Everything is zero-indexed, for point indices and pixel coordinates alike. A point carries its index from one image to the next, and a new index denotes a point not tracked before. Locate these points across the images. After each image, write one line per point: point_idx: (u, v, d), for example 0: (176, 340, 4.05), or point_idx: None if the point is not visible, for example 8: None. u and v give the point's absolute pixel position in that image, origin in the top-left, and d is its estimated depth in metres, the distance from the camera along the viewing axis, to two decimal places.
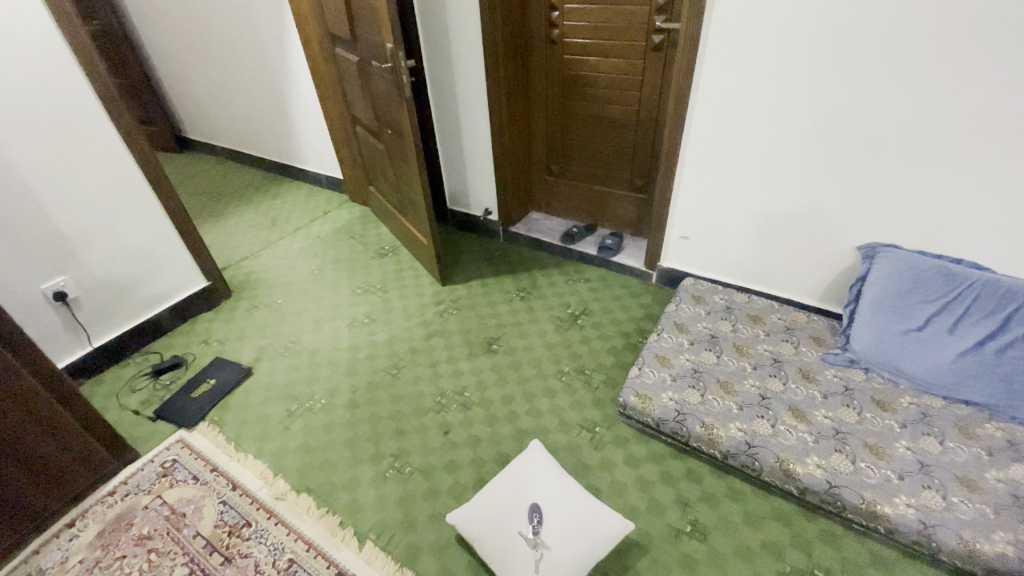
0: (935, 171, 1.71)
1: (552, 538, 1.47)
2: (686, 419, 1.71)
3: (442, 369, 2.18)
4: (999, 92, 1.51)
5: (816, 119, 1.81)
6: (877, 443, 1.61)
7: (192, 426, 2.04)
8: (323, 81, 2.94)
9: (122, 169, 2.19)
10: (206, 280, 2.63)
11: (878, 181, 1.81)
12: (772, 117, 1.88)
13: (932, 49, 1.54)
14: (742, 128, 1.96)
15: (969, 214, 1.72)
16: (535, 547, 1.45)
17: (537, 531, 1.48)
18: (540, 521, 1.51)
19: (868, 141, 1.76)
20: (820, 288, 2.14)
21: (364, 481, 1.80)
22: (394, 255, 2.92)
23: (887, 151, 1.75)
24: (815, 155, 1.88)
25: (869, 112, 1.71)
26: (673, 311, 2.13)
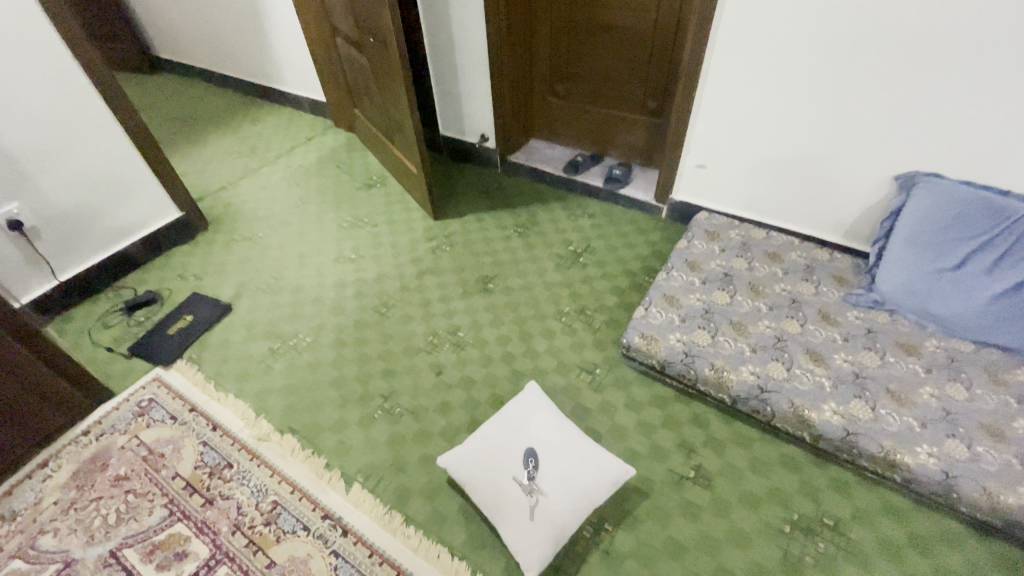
0: (1002, 87, 1.46)
1: (548, 484, 1.38)
2: (695, 362, 1.59)
3: (434, 307, 2.03)
4: None
5: (865, 26, 1.53)
6: (899, 389, 1.50)
7: (170, 364, 1.93)
8: None
9: (69, 83, 1.92)
10: (179, 211, 2.44)
11: (931, 100, 1.57)
12: (813, 23, 1.60)
13: None
14: (775, 37, 1.68)
15: None
16: (531, 493, 1.36)
17: (533, 476, 1.39)
18: (536, 466, 1.41)
19: (925, 52, 1.50)
20: (846, 224, 1.96)
21: (351, 421, 1.69)
22: (383, 185, 2.70)
23: (947, 64, 1.49)
24: (858, 72, 1.62)
25: (931, 15, 1.44)
26: (684, 247, 1.96)
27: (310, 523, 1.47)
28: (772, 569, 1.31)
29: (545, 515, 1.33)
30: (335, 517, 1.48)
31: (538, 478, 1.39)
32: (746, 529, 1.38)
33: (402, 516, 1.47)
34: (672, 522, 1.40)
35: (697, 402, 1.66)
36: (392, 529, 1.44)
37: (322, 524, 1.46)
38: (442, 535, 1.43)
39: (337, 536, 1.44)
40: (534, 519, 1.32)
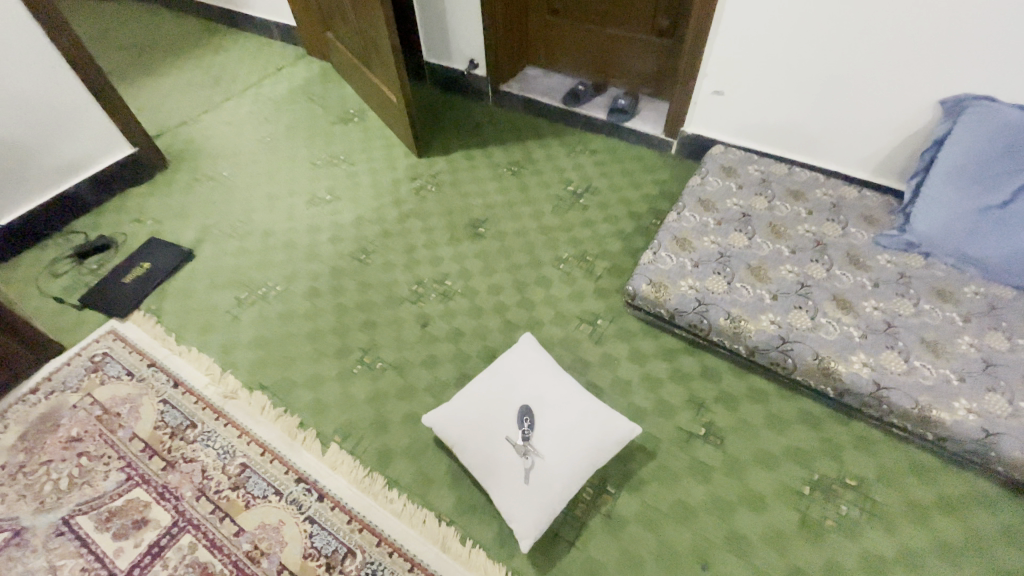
0: None
1: (544, 444, 1.23)
2: (709, 310, 1.42)
3: (418, 252, 1.83)
4: None
5: None
6: (935, 339, 1.35)
7: (126, 316, 1.74)
8: None
9: None
10: (133, 147, 2.17)
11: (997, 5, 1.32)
12: None
13: None
14: None
15: None
16: (526, 455, 1.22)
17: (528, 436, 1.24)
18: (532, 425, 1.26)
19: None
20: (877, 158, 1.76)
21: (326, 377, 1.52)
22: (361, 120, 2.43)
23: None
24: None
25: None
26: (697, 185, 1.75)
27: (283, 488, 1.33)
28: (790, 533, 1.19)
29: (542, 479, 1.19)
30: (310, 480, 1.34)
31: (533, 438, 1.24)
32: (761, 490, 1.25)
33: (384, 479, 1.33)
34: (681, 484, 1.26)
35: (710, 354, 1.50)
36: (373, 492, 1.31)
37: (296, 488, 1.33)
38: (428, 500, 1.29)
39: (312, 501, 1.30)
40: (529, 482, 1.19)
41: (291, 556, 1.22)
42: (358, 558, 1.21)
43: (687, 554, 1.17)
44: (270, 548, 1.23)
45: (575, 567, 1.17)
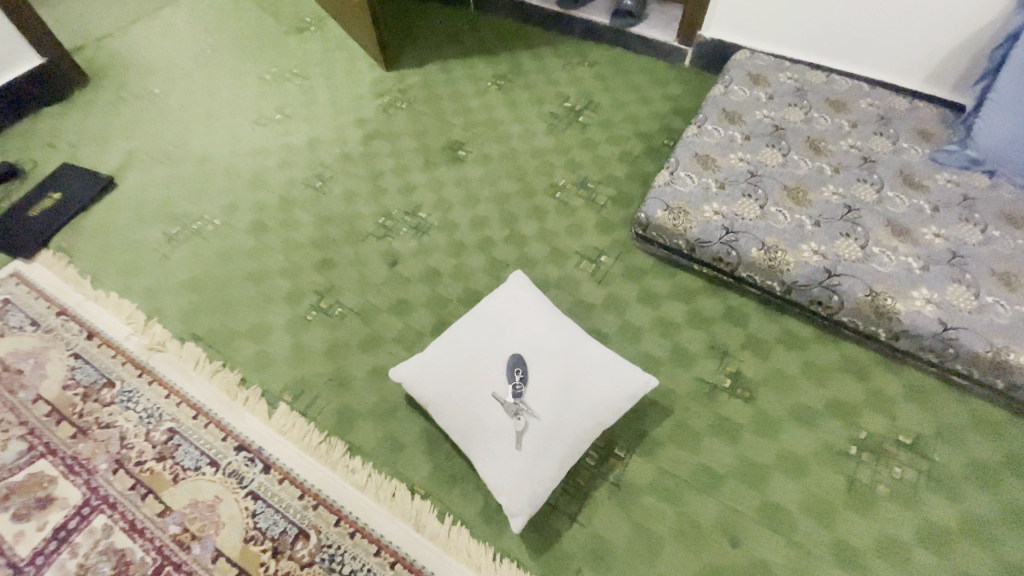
0: None
1: (540, 401, 0.97)
2: (739, 240, 1.16)
3: (386, 179, 1.52)
4: None
5: None
6: (1008, 271, 1.11)
7: (32, 255, 1.44)
8: None
9: None
10: (41, 57, 1.78)
11: None
12: None
13: None
14: None
15: None
16: (517, 418, 0.95)
17: (518, 393, 0.97)
18: (523, 378, 0.99)
19: None
20: (932, 63, 1.47)
21: (273, 325, 1.25)
22: (319, 29, 2.06)
23: None
24: None
25: None
26: (721, 95, 1.46)
27: (220, 457, 1.09)
28: (836, 502, 0.98)
29: (538, 444, 0.94)
30: (253, 448, 1.09)
31: (526, 395, 0.98)
32: (799, 452, 1.04)
33: (344, 445, 1.08)
34: (705, 446, 1.04)
35: (738, 293, 1.24)
36: (331, 461, 1.06)
37: (235, 457, 1.08)
38: (397, 470, 1.05)
39: (255, 473, 1.06)
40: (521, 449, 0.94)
41: (229, 540, 1.00)
42: (311, 541, 0.98)
43: (713, 529, 0.96)
44: (203, 531, 1.01)
45: (579, 547, 0.95)
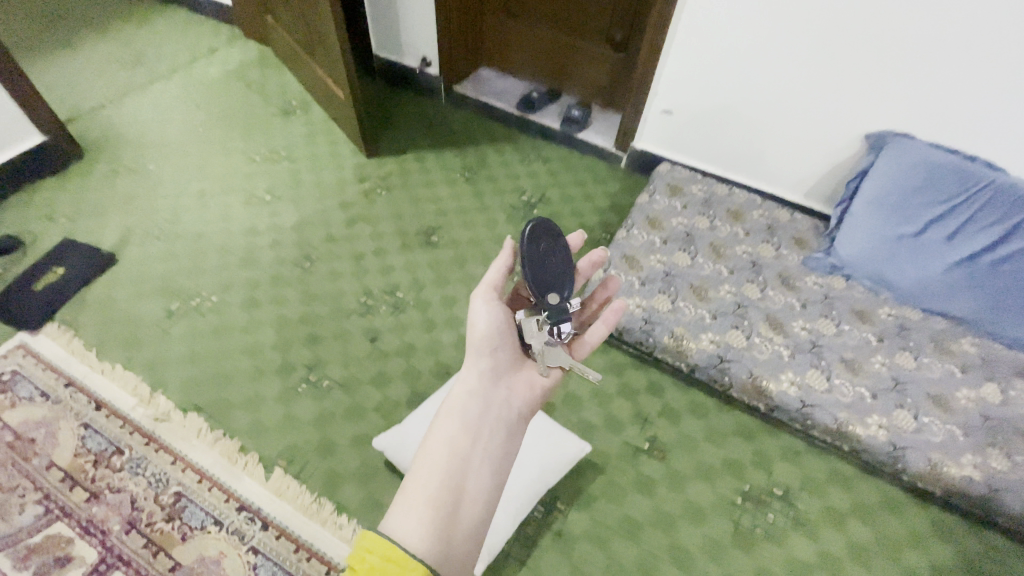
0: (970, 53, 1.37)
1: (561, 264, 1.02)
2: (655, 329, 1.51)
3: (367, 260, 1.78)
4: None
5: None
6: (853, 359, 1.47)
7: (38, 328, 1.57)
8: None
9: None
10: (43, 136, 1.95)
11: (903, 63, 1.45)
12: None
13: None
14: None
15: (986, 113, 1.45)
16: (531, 337, 0.96)
17: (551, 298, 0.97)
18: (534, 252, 1.00)
19: (903, 13, 1.37)
20: (810, 181, 1.85)
21: (270, 397, 1.47)
22: (304, 113, 2.31)
23: (919, 25, 1.38)
24: (846, 29, 1.46)
25: None
26: (645, 202, 1.80)
27: (223, 517, 1.27)
28: (723, 542, 1.30)
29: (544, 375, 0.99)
30: (252, 508, 1.28)
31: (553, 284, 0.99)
32: (699, 502, 1.36)
33: (332, 504, 1.29)
34: (628, 499, 1.35)
35: (658, 369, 1.59)
36: (323, 518, 1.27)
37: (237, 517, 1.27)
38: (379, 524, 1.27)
39: (254, 531, 1.25)
40: (520, 376, 0.97)
41: None
42: None
43: (631, 566, 1.25)
44: None
45: None
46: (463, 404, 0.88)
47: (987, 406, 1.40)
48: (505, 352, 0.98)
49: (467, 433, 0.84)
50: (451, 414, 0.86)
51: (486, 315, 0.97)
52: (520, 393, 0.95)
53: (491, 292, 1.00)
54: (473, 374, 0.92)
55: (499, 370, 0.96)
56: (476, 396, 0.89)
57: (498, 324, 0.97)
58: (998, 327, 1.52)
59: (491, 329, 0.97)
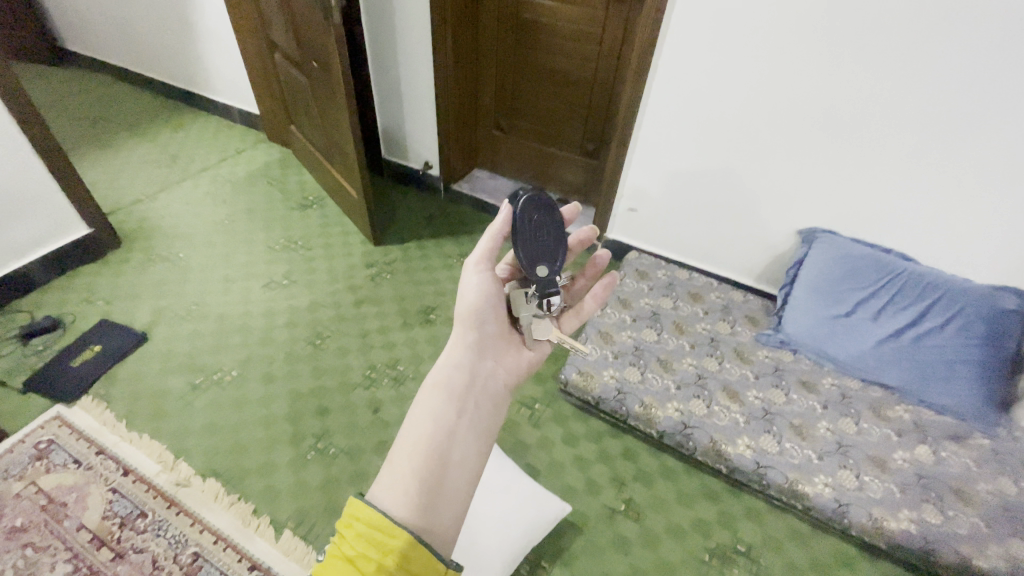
0: (866, 170, 1.71)
1: (557, 232, 0.94)
2: (626, 398, 1.72)
3: (372, 337, 2.00)
4: (932, 108, 1.52)
5: (768, 118, 1.76)
6: (801, 424, 1.67)
7: (74, 401, 1.75)
8: (237, 9, 2.51)
9: None
10: (88, 228, 2.22)
11: (817, 176, 1.80)
12: (724, 117, 1.83)
13: (873, 65, 1.52)
14: (701, 114, 1.86)
15: (887, 216, 1.78)
16: (522, 310, 0.93)
17: (540, 270, 0.91)
18: (528, 218, 0.92)
19: (811, 140, 1.73)
20: (758, 268, 2.14)
21: (282, 464, 1.62)
22: (319, 207, 2.63)
23: (824, 149, 1.74)
24: (769, 150, 1.82)
25: (811, 112, 1.68)
26: (617, 285, 2.09)
27: None
28: None
29: (530, 348, 0.96)
30: (263, 568, 1.40)
31: (546, 255, 0.93)
32: (670, 559, 1.49)
33: None
34: (606, 557, 1.48)
35: (631, 435, 1.78)
36: None
37: None
38: None
39: None
40: (506, 350, 0.93)
41: None
42: None
43: None
44: None
45: None
46: (448, 376, 0.82)
47: (921, 466, 1.58)
48: (493, 325, 0.92)
49: (452, 406, 0.78)
50: (437, 384, 0.80)
51: (473, 287, 0.91)
52: (506, 364, 0.91)
53: (480, 262, 0.92)
54: (458, 346, 0.87)
55: (485, 342, 0.90)
56: (461, 368, 0.83)
57: (486, 297, 0.91)
58: (929, 396, 1.71)
59: (479, 299, 0.90)
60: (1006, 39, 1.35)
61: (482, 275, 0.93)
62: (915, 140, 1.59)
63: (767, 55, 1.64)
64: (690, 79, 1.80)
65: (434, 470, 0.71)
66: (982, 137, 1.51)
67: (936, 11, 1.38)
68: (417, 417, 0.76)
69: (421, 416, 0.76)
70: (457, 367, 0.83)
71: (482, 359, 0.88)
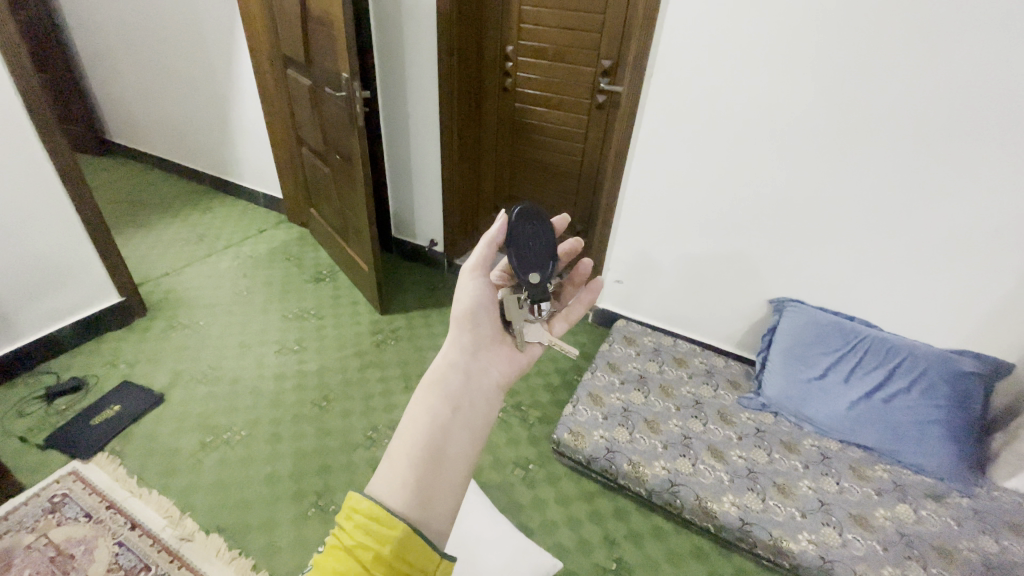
0: (821, 245, 1.93)
1: (546, 245, 1.11)
2: (615, 457, 1.80)
3: (375, 399, 2.12)
4: (868, 192, 1.76)
5: (731, 201, 2.01)
6: (784, 482, 1.74)
7: (90, 457, 1.84)
8: (272, 111, 2.92)
9: (50, 191, 2.05)
10: (120, 295, 2.42)
11: (780, 250, 2.02)
12: (693, 201, 2.08)
13: (812, 158, 1.79)
14: (673, 197, 2.12)
15: (846, 287, 1.97)
16: (514, 315, 1.06)
17: (533, 277, 1.07)
18: (522, 230, 1.10)
19: (771, 219, 1.97)
20: (738, 335, 2.29)
21: (284, 520, 1.68)
22: (332, 280, 2.85)
23: (782, 227, 1.97)
24: (735, 228, 2.06)
25: (767, 196, 1.93)
26: (606, 350, 2.24)
27: None
28: None
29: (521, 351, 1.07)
30: None
31: (538, 265, 1.08)
32: None
33: None
34: None
35: (622, 495, 1.84)
36: None
37: None
38: None
39: None
40: (499, 352, 1.03)
41: None
42: None
43: None
44: None
45: None
46: (444, 376, 0.92)
47: (902, 523, 1.62)
48: (487, 328, 1.04)
49: (447, 404, 0.87)
50: (434, 384, 0.90)
51: (470, 292, 1.04)
52: (498, 363, 1.02)
53: (476, 271, 1.06)
54: (454, 350, 0.98)
55: (479, 346, 1.01)
56: (457, 369, 0.94)
57: (481, 301, 1.04)
58: (904, 456, 1.79)
59: (474, 303, 1.03)
60: (912, 141, 1.63)
61: (478, 281, 1.05)
62: (859, 220, 1.82)
63: (722, 151, 1.93)
64: (661, 170, 2.09)
65: (429, 462, 0.80)
66: (914, 218, 1.73)
67: (853, 117, 1.67)
68: (414, 414, 0.85)
69: (418, 413, 0.85)
70: (453, 369, 0.93)
71: (476, 360, 0.98)
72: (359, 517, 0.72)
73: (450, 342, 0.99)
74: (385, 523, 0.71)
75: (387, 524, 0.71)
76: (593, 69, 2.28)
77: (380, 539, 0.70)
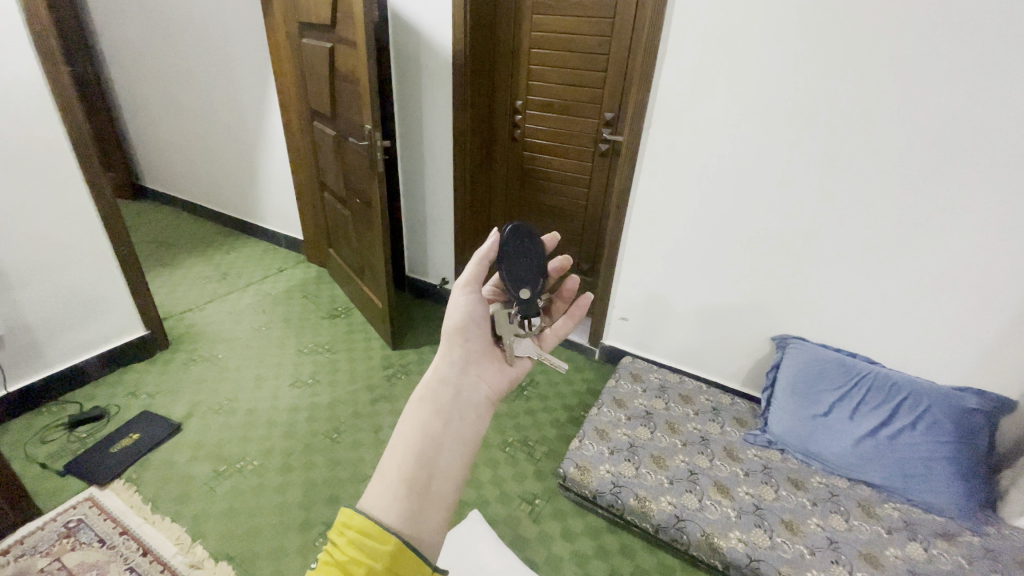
0: (817, 283, 2.01)
1: (536, 264, 1.20)
2: (622, 492, 1.81)
3: (385, 432, 2.16)
4: (858, 232, 1.86)
5: (729, 241, 2.11)
6: (791, 519, 1.73)
7: (107, 484, 1.88)
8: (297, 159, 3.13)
9: (90, 230, 2.22)
10: (145, 328, 2.53)
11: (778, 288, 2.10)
12: (693, 241, 2.19)
13: (802, 201, 1.91)
14: (674, 238, 2.23)
15: (844, 324, 2.02)
16: (503, 329, 1.13)
17: (523, 292, 1.16)
18: (514, 248, 1.18)
19: (767, 258, 2.07)
20: (742, 372, 2.33)
21: (291, 550, 1.70)
22: (346, 316, 2.96)
23: (779, 266, 2.06)
24: (734, 267, 2.15)
25: (762, 236, 2.04)
26: (612, 386, 2.29)
27: None
28: None
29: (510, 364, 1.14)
30: None
31: (526, 283, 1.17)
32: None
33: None
34: None
35: (629, 531, 1.83)
36: None
37: None
38: None
39: None
40: (490, 366, 1.10)
41: None
42: None
43: None
44: None
45: None
46: (438, 389, 0.98)
47: (914, 563, 1.60)
48: (478, 342, 1.10)
49: (439, 417, 0.93)
50: (427, 396, 0.96)
51: (462, 306, 1.10)
52: (489, 378, 1.08)
53: (467, 286, 1.12)
54: (447, 363, 1.04)
55: (470, 359, 1.08)
56: (449, 382, 1.00)
57: (473, 315, 1.10)
58: (913, 493, 1.78)
59: (466, 316, 1.09)
60: (895, 186, 1.74)
61: (470, 296, 1.12)
62: (852, 259, 1.91)
63: (718, 195, 2.05)
64: (661, 211, 2.21)
65: (421, 475, 0.85)
66: (904, 258, 1.82)
67: (840, 163, 1.79)
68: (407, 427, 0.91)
69: (410, 426, 0.90)
70: (445, 382, 1.00)
71: (468, 373, 1.05)
72: (351, 533, 0.77)
73: (443, 356, 1.06)
74: (377, 536, 0.76)
75: (379, 537, 0.76)
76: (596, 122, 2.45)
77: (371, 552, 0.75)
